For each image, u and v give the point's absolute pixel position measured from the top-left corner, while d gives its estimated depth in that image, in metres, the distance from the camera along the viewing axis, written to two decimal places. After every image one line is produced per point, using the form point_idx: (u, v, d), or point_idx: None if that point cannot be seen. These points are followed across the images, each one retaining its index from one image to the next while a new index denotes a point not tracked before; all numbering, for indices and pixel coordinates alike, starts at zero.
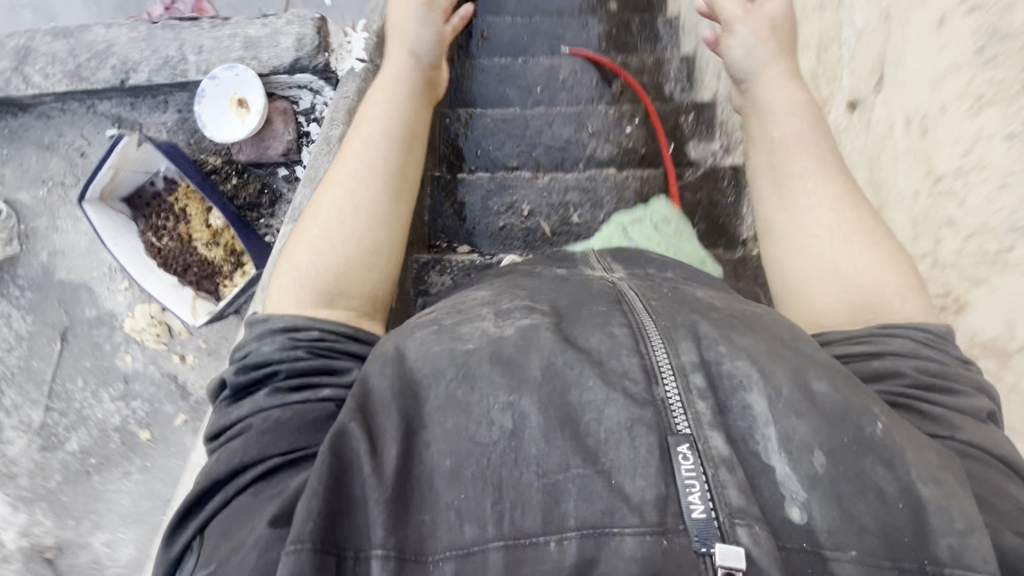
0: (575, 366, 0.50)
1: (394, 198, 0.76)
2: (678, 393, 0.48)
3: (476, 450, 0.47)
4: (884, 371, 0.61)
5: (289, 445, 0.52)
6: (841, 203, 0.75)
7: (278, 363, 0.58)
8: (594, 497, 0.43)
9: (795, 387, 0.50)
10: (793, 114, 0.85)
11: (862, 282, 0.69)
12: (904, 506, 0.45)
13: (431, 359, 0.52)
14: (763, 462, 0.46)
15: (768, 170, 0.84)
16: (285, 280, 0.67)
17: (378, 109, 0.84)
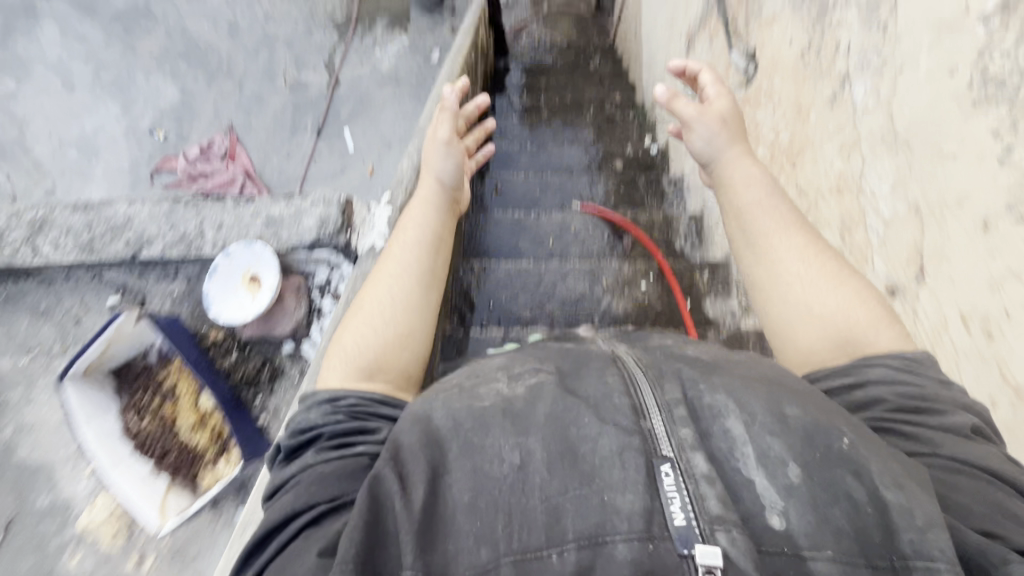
0: (573, 409, 0.58)
1: (428, 292, 0.89)
2: (663, 425, 0.55)
3: (489, 483, 0.54)
4: (866, 400, 0.66)
5: (331, 494, 0.60)
6: (806, 253, 0.84)
7: (322, 428, 0.68)
8: (588, 513, 0.50)
9: (772, 413, 0.55)
10: (752, 186, 0.95)
11: (836, 321, 0.76)
12: (872, 509, 0.50)
13: (452, 416, 0.61)
14: (744, 476, 0.51)
15: (740, 236, 0.93)
16: (334, 360, 0.78)
17: (412, 223, 0.98)
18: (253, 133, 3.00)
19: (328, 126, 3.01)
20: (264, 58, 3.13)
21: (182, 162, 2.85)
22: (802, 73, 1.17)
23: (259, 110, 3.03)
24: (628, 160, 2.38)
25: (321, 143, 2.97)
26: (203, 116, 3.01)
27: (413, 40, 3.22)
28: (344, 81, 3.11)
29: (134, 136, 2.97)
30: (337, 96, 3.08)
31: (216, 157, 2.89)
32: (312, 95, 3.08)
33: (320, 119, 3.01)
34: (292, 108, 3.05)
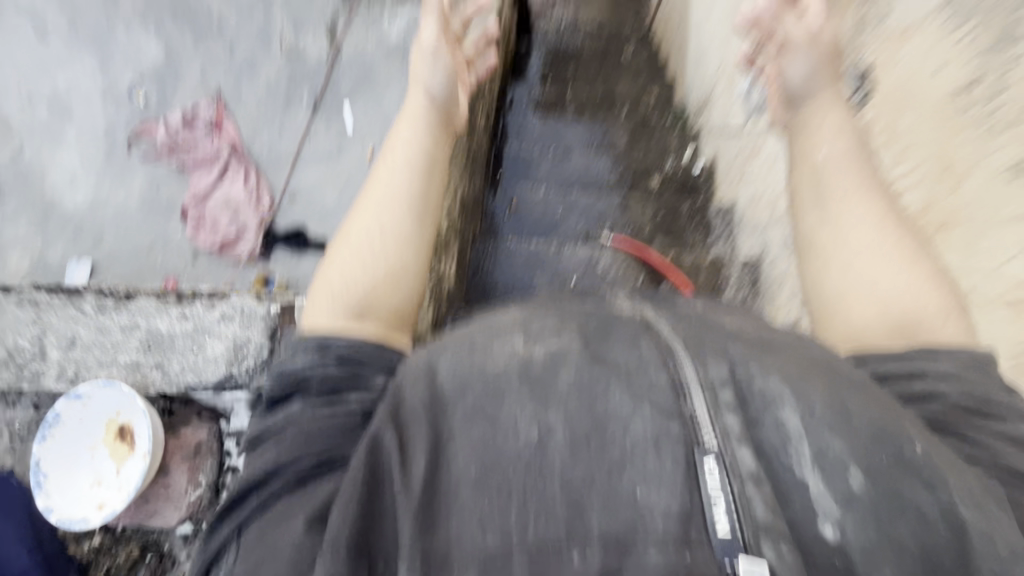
0: (601, 380, 0.50)
1: (425, 220, 0.76)
2: (706, 408, 0.48)
3: (502, 460, 0.47)
4: (924, 394, 0.58)
5: (317, 452, 0.54)
6: (883, 223, 0.73)
7: (308, 376, 0.59)
8: (617, 509, 0.43)
9: (830, 405, 0.48)
10: (839, 135, 0.80)
11: (903, 303, 0.67)
12: (946, 528, 0.43)
13: (454, 376, 0.54)
14: (796, 477, 0.45)
15: (807, 186, 0.80)
16: (321, 297, 0.68)
17: (399, 143, 0.80)
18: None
19: None
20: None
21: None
22: (954, 121, 0.90)
23: None
24: (664, 179, 2.30)
25: None
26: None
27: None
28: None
29: None
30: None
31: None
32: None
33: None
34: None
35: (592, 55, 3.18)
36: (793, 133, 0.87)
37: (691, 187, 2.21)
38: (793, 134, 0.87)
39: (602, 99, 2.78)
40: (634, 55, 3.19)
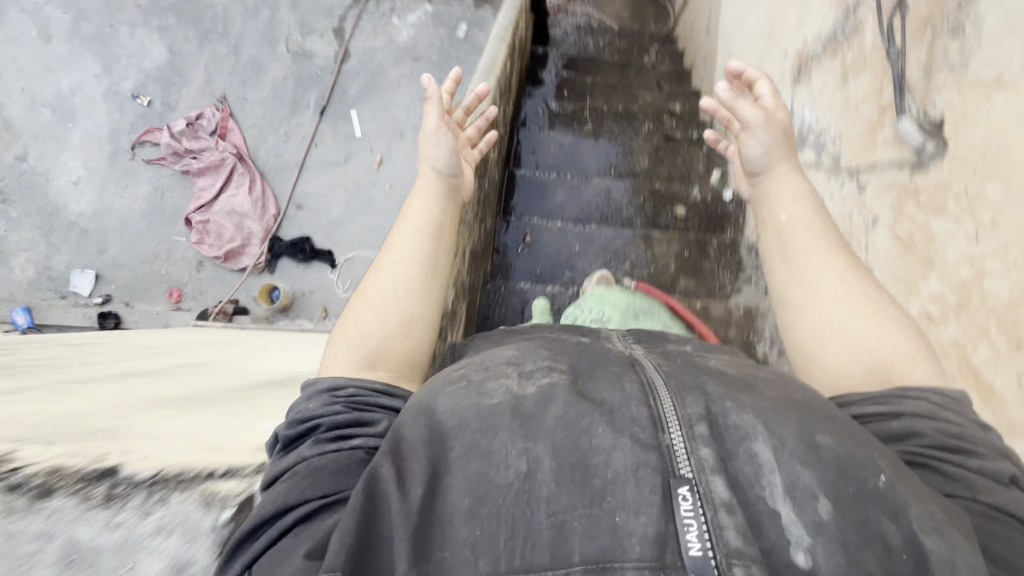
0: (587, 416, 0.54)
1: (436, 279, 0.82)
2: (683, 441, 0.51)
3: (493, 490, 0.50)
4: (903, 432, 0.61)
5: (326, 490, 0.57)
6: (847, 273, 0.77)
7: (320, 418, 0.64)
8: (597, 535, 0.47)
9: (802, 439, 0.51)
10: (799, 199, 0.86)
11: (873, 348, 0.70)
12: (908, 556, 0.46)
13: (454, 412, 0.57)
14: (770, 507, 0.48)
15: (775, 250, 0.85)
16: (337, 348, 0.74)
17: (412, 212, 0.87)
18: (249, 107, 3.03)
19: (334, 106, 3.04)
20: (264, 20, 3.10)
21: (167, 137, 2.91)
22: None
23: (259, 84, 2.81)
24: (691, 206, 2.20)
25: (325, 124, 3.02)
26: (193, 81, 3.03)
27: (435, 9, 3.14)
28: (355, 53, 3.08)
29: (115, 99, 3.00)
30: (346, 69, 3.06)
31: (206, 134, 2.94)
32: (319, 64, 3.07)
33: (324, 99, 3.03)
34: (294, 81, 3.06)
35: (615, 62, 3.05)
36: (754, 203, 0.93)
37: (719, 215, 2.15)
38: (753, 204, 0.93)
39: (624, 115, 2.60)
40: (658, 66, 3.11)
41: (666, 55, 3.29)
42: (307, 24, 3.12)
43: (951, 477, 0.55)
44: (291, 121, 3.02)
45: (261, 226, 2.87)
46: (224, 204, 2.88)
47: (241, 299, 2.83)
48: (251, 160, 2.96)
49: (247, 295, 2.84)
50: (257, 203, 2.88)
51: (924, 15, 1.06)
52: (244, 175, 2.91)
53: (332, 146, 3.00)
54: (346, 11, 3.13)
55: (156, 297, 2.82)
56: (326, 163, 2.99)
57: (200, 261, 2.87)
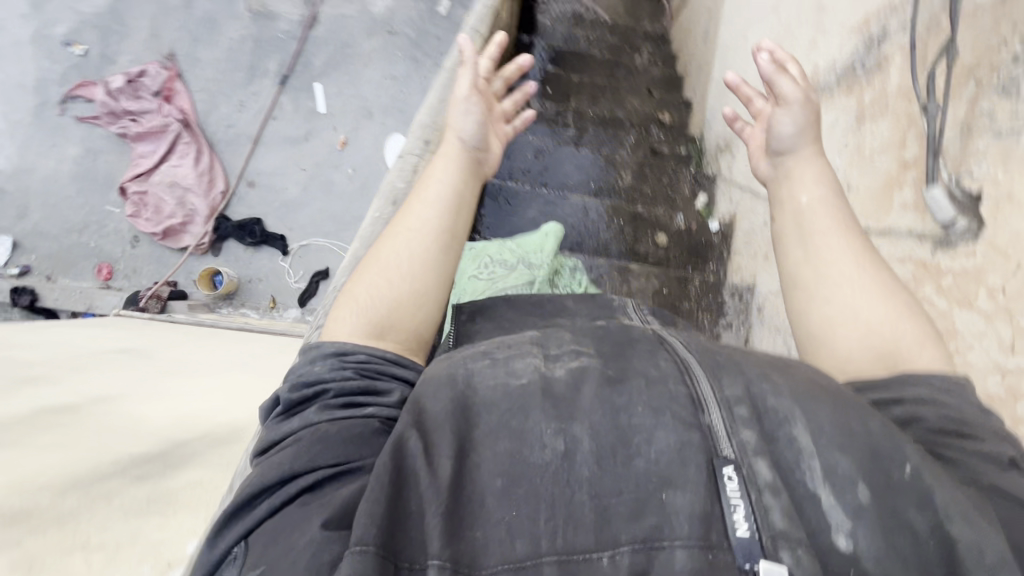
0: (623, 395, 0.53)
1: (451, 248, 0.80)
2: (723, 423, 0.51)
3: (530, 470, 0.49)
4: (905, 418, 0.61)
5: (336, 459, 0.53)
6: (861, 258, 0.79)
7: (328, 383, 0.61)
8: (644, 515, 0.46)
9: (836, 424, 0.51)
10: (818, 182, 0.88)
11: (883, 331, 0.71)
12: (934, 543, 0.47)
13: (482, 390, 0.56)
14: (810, 489, 0.48)
15: (791, 231, 0.86)
16: (343, 310, 0.70)
17: (433, 179, 0.86)
18: (200, 69, 2.93)
19: (297, 75, 2.95)
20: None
21: (101, 95, 2.80)
22: None
23: (213, 38, 2.96)
24: (673, 234, 1.95)
25: (285, 95, 2.93)
26: (135, 32, 2.93)
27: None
28: (324, 19, 3.01)
29: (48, 45, 2.89)
30: (310, 35, 2.99)
31: (148, 94, 2.83)
32: (282, 28, 3.00)
33: (285, 66, 2.95)
34: (253, 44, 2.98)
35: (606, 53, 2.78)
36: (772, 184, 0.95)
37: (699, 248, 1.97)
38: (772, 186, 0.95)
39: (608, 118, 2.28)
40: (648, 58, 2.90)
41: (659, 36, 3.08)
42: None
43: (956, 466, 0.55)
44: (247, 88, 2.94)
45: (206, 203, 2.78)
46: (165, 174, 2.77)
47: (179, 278, 2.74)
48: (198, 129, 2.85)
49: (186, 277, 2.75)
50: (202, 177, 2.79)
51: (966, 65, 0.91)
52: (189, 145, 2.80)
53: (289, 122, 2.91)
54: None
55: (83, 270, 2.71)
56: (283, 138, 2.90)
57: (135, 236, 2.77)
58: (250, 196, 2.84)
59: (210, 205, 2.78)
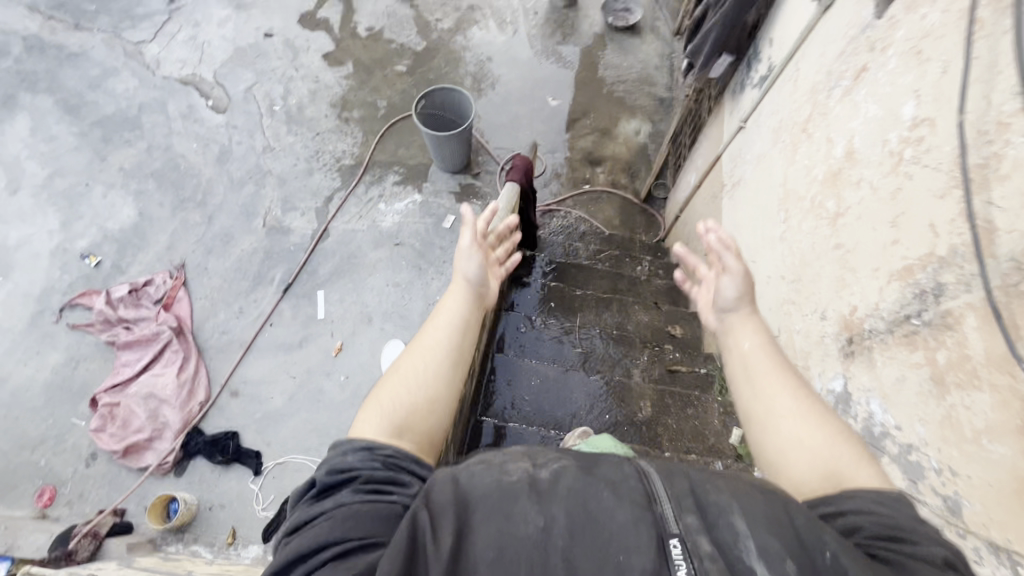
0: (594, 486, 0.64)
1: (458, 363, 0.93)
2: (672, 511, 0.62)
3: (514, 540, 0.60)
4: (848, 528, 0.65)
5: (362, 533, 0.65)
6: (799, 394, 0.84)
7: (358, 471, 0.73)
8: (603, 570, 0.57)
9: (767, 515, 0.61)
10: (761, 332, 0.96)
11: (824, 456, 0.75)
12: None
13: (478, 484, 0.67)
14: (747, 564, 0.57)
15: (738, 372, 0.92)
16: (370, 414, 0.83)
17: (447, 311, 1.00)
18: (206, 279, 2.24)
19: (301, 284, 2.22)
20: (245, 195, 2.41)
21: (102, 303, 2.14)
22: None
23: (222, 250, 2.30)
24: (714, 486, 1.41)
25: (286, 305, 2.18)
26: (153, 247, 2.30)
27: (426, 199, 2.41)
28: (334, 233, 2.32)
29: (62, 257, 2.27)
30: (319, 248, 2.29)
31: (148, 303, 2.16)
32: (293, 241, 2.31)
33: (291, 276, 2.23)
34: (263, 255, 2.29)
35: (605, 275, 2.18)
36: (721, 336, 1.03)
37: None
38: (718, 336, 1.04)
39: (619, 340, 1.84)
40: (651, 282, 2.19)
41: (663, 269, 2.30)
42: (290, 202, 2.40)
43: (890, 562, 0.59)
44: (248, 296, 2.21)
45: (179, 417, 1.94)
46: (144, 384, 1.99)
47: (129, 507, 1.81)
48: (193, 337, 2.11)
49: (138, 506, 1.81)
50: (183, 387, 1.99)
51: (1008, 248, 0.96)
52: (178, 351, 2.05)
53: (287, 328, 2.13)
54: (334, 192, 2.43)
55: (21, 495, 1.83)
56: (275, 346, 2.10)
57: (94, 453, 1.90)
58: (228, 408, 1.99)
59: (180, 418, 1.94)
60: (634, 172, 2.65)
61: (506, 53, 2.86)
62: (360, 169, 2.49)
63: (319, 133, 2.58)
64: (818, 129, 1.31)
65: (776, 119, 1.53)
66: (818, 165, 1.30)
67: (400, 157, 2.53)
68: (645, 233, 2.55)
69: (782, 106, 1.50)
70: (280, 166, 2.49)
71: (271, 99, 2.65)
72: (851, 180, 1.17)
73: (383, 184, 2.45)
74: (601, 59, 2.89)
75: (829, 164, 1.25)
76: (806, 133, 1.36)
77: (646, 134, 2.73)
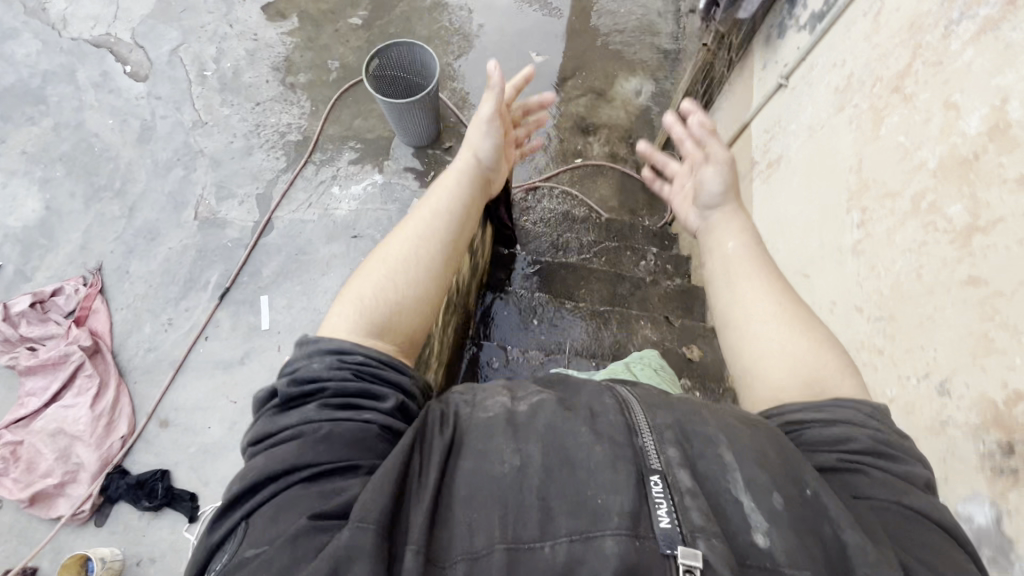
0: (569, 421, 0.62)
1: (451, 256, 0.83)
2: (653, 442, 0.59)
3: (489, 480, 0.57)
4: (838, 437, 0.65)
5: (332, 457, 0.58)
6: (788, 297, 0.82)
7: (326, 381, 0.64)
8: (581, 513, 0.53)
9: (754, 448, 0.59)
10: (744, 233, 0.94)
11: (808, 365, 0.74)
12: (834, 551, 0.54)
13: (468, 426, 0.64)
14: (733, 497, 0.55)
15: (719, 273, 0.89)
16: (347, 307, 0.72)
17: (437, 195, 0.89)
18: (128, 284, 1.80)
19: (240, 287, 1.77)
20: (174, 180, 1.97)
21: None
22: None
23: (148, 248, 1.86)
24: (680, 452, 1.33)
25: (223, 310, 1.74)
26: (66, 247, 1.86)
27: (388, 179, 2.01)
28: (279, 224, 1.88)
29: None
30: (263, 243, 1.84)
31: (57, 318, 1.72)
32: (230, 235, 1.87)
33: (228, 279, 1.78)
34: (195, 254, 1.84)
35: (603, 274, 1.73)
36: (702, 234, 1.01)
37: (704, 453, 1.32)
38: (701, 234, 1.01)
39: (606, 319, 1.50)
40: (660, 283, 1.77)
41: (670, 264, 1.94)
42: (225, 186, 1.97)
43: (877, 480, 0.60)
44: (179, 304, 1.77)
45: (97, 455, 1.52)
46: (51, 418, 1.56)
47: (41, 564, 1.42)
48: (114, 357, 1.68)
49: (53, 564, 1.42)
50: (101, 418, 1.57)
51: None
52: (94, 377, 1.61)
53: (224, 343, 1.69)
54: (278, 175, 2.00)
55: None
56: (211, 364, 1.67)
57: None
58: (157, 441, 1.57)
59: (97, 457, 1.52)
60: (634, 141, 2.38)
61: (483, 1, 2.53)
62: (308, 147, 2.07)
63: (258, 103, 2.16)
64: (925, 94, 0.96)
65: (849, 71, 1.17)
66: (927, 149, 0.94)
67: (356, 130, 2.14)
68: (647, 218, 2.28)
69: (846, 61, 1.19)
70: (213, 144, 2.05)
71: (203, 61, 2.21)
72: (995, 169, 0.81)
73: (336, 164, 2.04)
74: (594, 4, 2.59)
75: (951, 142, 0.89)
76: (905, 101, 1.00)
77: (648, 94, 2.46)
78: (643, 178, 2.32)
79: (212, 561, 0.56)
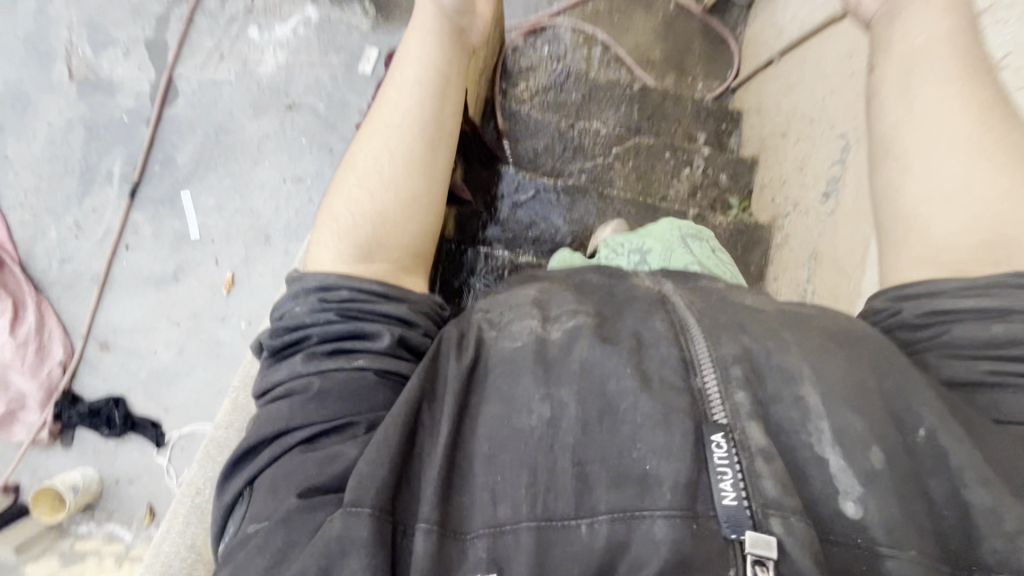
0: (611, 357, 0.50)
1: (440, 143, 0.68)
2: (716, 384, 0.47)
3: (513, 437, 0.47)
4: (1006, 337, 0.52)
5: (331, 415, 0.50)
6: (983, 111, 0.59)
7: (309, 328, 0.55)
8: (625, 484, 0.44)
9: (847, 382, 0.48)
10: (949, 11, 0.63)
11: (991, 212, 0.56)
12: (953, 511, 0.44)
13: (490, 355, 0.53)
14: (818, 453, 0.45)
15: (894, 73, 0.64)
16: (325, 232, 0.61)
17: (408, 58, 0.70)
18: (10, 176, 1.51)
19: (152, 181, 1.52)
20: (27, 17, 1.52)
21: None
22: None
23: (17, 124, 1.51)
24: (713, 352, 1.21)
25: (136, 213, 1.51)
26: None
27: (324, 13, 1.56)
28: (185, 86, 1.53)
29: None
30: (168, 116, 1.53)
31: None
32: (123, 106, 1.52)
33: (133, 169, 1.51)
34: (84, 131, 1.52)
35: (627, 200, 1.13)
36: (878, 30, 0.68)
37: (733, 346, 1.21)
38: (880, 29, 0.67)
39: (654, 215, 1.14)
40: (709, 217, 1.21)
41: (727, 173, 1.38)
42: (99, 27, 1.53)
43: None
44: (82, 202, 1.51)
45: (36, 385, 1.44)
46: None
47: (21, 479, 1.45)
48: (22, 268, 1.48)
49: (33, 479, 1.45)
50: (25, 343, 1.43)
51: None
52: (5, 298, 1.44)
53: (152, 255, 1.51)
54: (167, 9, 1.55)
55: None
56: (142, 280, 1.51)
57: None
58: (103, 367, 1.48)
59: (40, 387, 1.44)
60: None
61: None
62: None
63: None
64: None
65: None
66: None
67: None
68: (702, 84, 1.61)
69: None
70: None
71: None
72: None
73: None
74: None
75: None
76: None
77: None
78: (703, 17, 1.62)
79: (225, 531, 0.51)
